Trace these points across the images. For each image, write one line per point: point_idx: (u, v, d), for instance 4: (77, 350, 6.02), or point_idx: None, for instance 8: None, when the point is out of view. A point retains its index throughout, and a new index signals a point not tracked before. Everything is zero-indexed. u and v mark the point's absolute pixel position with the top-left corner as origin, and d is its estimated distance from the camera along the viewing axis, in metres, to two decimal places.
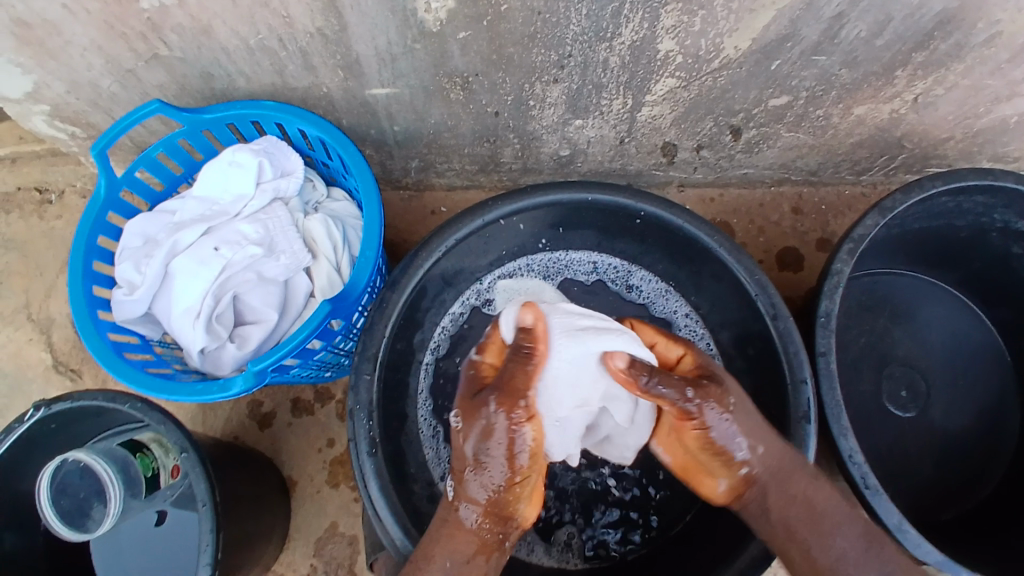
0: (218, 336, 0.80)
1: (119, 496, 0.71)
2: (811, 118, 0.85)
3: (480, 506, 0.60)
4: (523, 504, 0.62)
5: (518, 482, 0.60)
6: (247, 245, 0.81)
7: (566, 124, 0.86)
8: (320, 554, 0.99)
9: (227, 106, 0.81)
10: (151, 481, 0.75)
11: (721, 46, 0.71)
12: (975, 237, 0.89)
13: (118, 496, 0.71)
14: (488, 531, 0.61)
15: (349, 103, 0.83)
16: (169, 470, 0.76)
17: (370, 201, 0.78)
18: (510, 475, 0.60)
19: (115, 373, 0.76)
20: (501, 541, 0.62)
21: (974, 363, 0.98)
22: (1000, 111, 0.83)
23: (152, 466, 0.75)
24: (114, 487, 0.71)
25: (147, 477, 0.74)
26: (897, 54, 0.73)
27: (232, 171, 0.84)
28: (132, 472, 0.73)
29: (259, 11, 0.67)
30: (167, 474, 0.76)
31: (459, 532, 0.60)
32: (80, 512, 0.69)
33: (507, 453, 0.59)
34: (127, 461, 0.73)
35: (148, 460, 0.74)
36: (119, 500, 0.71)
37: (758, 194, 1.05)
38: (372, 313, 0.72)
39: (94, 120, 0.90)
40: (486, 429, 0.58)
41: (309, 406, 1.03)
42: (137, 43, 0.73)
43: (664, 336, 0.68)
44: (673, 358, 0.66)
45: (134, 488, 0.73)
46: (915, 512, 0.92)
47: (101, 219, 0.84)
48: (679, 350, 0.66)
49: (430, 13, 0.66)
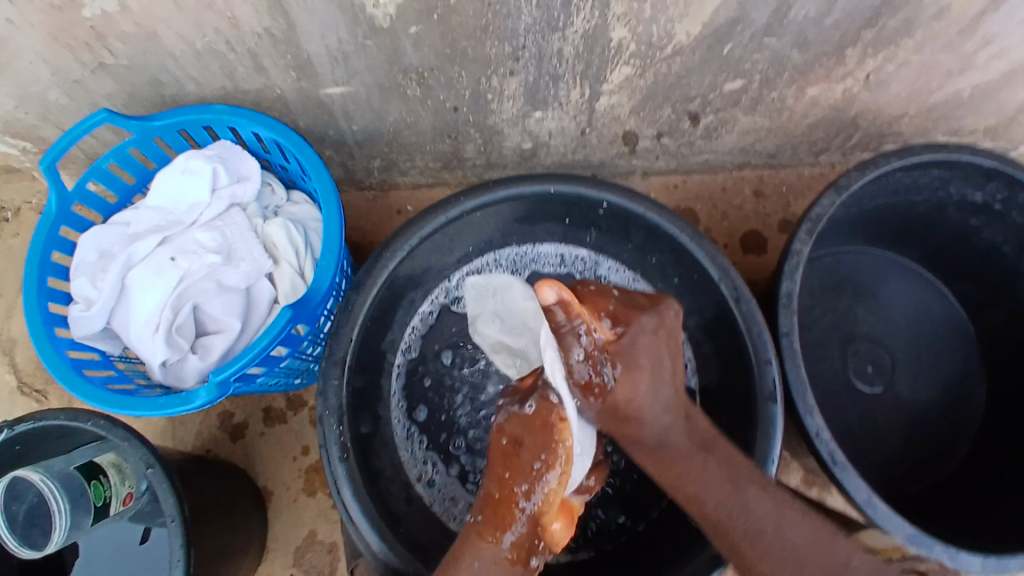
0: (179, 348, 0.78)
1: (64, 526, 0.67)
2: (766, 101, 0.86)
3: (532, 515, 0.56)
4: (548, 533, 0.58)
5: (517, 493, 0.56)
6: (204, 253, 0.80)
7: (525, 117, 0.86)
8: (300, 564, 0.98)
9: (178, 112, 0.79)
10: (102, 509, 0.70)
11: (673, 32, 0.71)
12: (932, 211, 0.91)
13: (63, 526, 0.67)
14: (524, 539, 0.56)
15: (305, 104, 0.82)
16: (121, 498, 0.72)
17: (329, 204, 0.77)
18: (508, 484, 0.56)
19: (74, 391, 0.74)
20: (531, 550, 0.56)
21: (936, 336, 1.00)
22: (950, 86, 0.85)
23: (104, 495, 0.70)
24: (61, 517, 0.67)
25: (97, 508, 0.70)
26: (846, 33, 0.74)
27: (185, 178, 0.82)
28: (83, 501, 0.69)
29: (204, 12, 0.65)
30: (119, 502, 0.72)
31: (495, 537, 0.55)
32: (31, 525, 0.67)
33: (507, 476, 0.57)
34: (80, 490, 0.69)
35: (101, 490, 0.70)
36: (63, 531, 0.67)
37: (720, 178, 1.06)
38: (337, 317, 0.71)
39: (44, 133, 0.88)
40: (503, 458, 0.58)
41: (281, 415, 1.01)
42: (83, 53, 0.71)
43: (622, 306, 0.60)
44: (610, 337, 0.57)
45: (80, 517, 0.69)
46: (886, 485, 0.94)
47: (54, 234, 0.81)
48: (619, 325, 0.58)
49: (379, 9, 0.65)
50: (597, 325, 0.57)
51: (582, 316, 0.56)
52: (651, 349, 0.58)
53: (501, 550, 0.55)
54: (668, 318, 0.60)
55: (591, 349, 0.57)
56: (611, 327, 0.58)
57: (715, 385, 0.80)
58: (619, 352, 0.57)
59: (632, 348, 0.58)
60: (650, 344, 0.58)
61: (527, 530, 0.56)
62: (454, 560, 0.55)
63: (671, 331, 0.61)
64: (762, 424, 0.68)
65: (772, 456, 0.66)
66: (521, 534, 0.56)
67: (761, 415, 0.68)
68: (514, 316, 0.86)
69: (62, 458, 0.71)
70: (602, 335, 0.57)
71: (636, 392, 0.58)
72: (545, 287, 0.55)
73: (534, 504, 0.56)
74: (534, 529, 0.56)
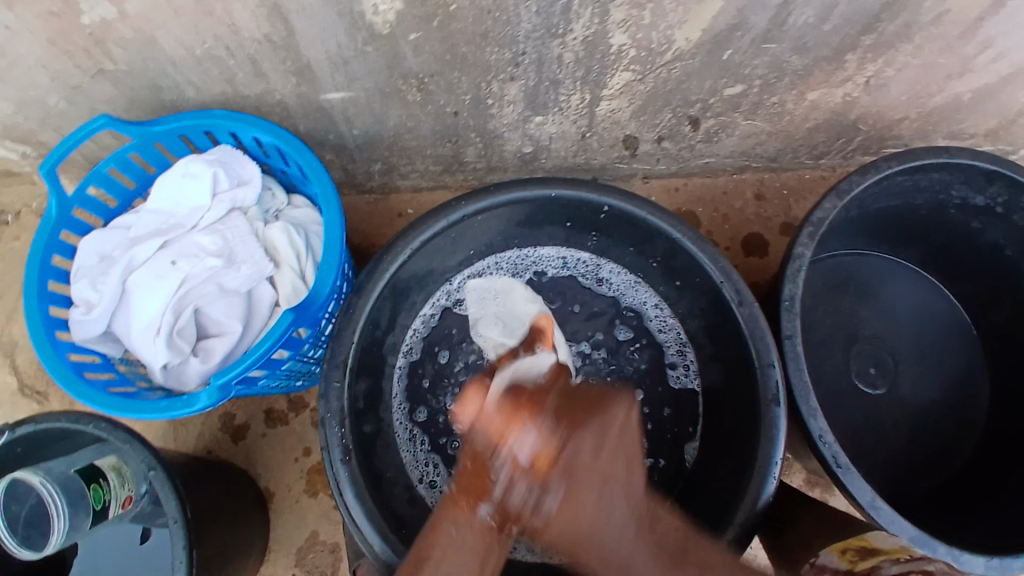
0: (180, 351, 0.79)
1: (62, 530, 0.67)
2: (766, 105, 0.86)
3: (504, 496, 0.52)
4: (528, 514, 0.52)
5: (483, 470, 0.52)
6: (205, 257, 0.80)
7: (525, 121, 0.86)
8: (302, 564, 0.98)
9: (179, 117, 0.79)
10: (99, 513, 0.71)
11: (672, 38, 0.71)
12: (933, 215, 0.90)
13: (62, 530, 0.67)
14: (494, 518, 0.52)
15: (305, 109, 0.82)
16: (120, 502, 0.73)
17: (330, 207, 0.77)
18: (478, 463, 0.53)
19: (76, 395, 0.74)
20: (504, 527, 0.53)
21: (938, 338, 1.00)
22: (950, 90, 0.85)
23: (103, 499, 0.71)
24: (60, 521, 0.68)
25: (94, 511, 0.70)
26: (846, 38, 0.74)
27: (187, 182, 0.83)
28: (82, 504, 0.70)
29: (204, 19, 0.66)
30: (118, 505, 0.73)
31: (468, 510, 0.53)
32: (30, 527, 0.67)
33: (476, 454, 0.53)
34: (81, 495, 0.69)
35: (101, 493, 0.71)
36: (62, 535, 0.67)
37: (721, 181, 1.06)
38: (337, 321, 0.71)
39: (46, 138, 0.88)
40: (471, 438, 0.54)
41: (283, 416, 1.02)
42: (82, 58, 0.72)
43: (567, 412, 0.53)
44: (544, 467, 0.51)
45: (78, 521, 0.70)
46: (890, 486, 0.94)
47: (56, 239, 0.82)
48: (556, 446, 0.51)
49: (379, 15, 0.65)
50: (522, 438, 0.51)
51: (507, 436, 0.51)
52: (599, 466, 0.52)
53: (476, 525, 0.53)
54: (613, 429, 0.53)
55: (521, 467, 0.51)
56: (547, 438, 0.51)
57: (717, 386, 0.80)
58: (554, 472, 0.51)
59: (572, 471, 0.51)
60: (593, 460, 0.52)
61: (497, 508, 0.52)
62: (431, 533, 0.54)
63: (622, 437, 0.54)
64: (764, 426, 0.68)
65: (776, 455, 0.66)
66: (494, 515, 0.52)
67: (763, 417, 0.68)
68: (516, 320, 0.81)
69: (61, 460, 0.71)
70: (535, 454, 0.51)
71: (580, 518, 0.51)
72: (464, 405, 0.54)
73: (503, 483, 0.51)
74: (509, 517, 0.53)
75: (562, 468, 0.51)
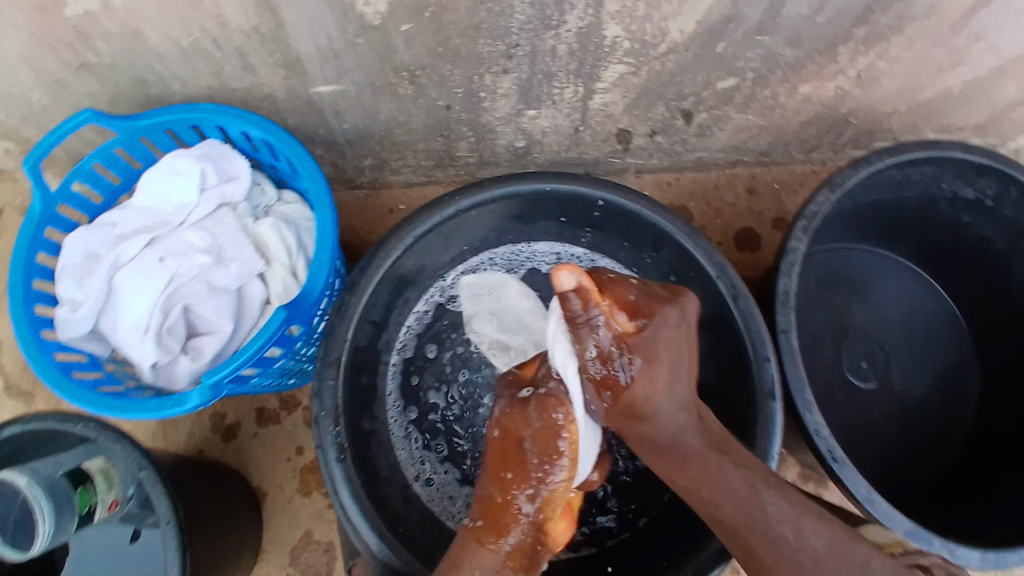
0: (169, 350, 0.78)
1: (47, 532, 0.65)
2: (759, 98, 0.86)
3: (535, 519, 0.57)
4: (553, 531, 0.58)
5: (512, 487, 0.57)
6: (194, 254, 0.79)
7: (518, 115, 0.85)
8: (296, 564, 0.97)
9: (165, 111, 0.78)
10: (85, 516, 0.70)
11: (666, 30, 0.71)
12: (923, 208, 0.91)
13: (47, 531, 0.65)
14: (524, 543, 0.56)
15: (294, 103, 0.81)
16: (107, 506, 0.71)
17: (321, 203, 0.76)
18: (509, 485, 0.57)
19: (62, 395, 0.72)
20: (531, 550, 0.57)
21: (929, 331, 1.00)
22: (939, 84, 0.85)
23: (89, 503, 0.70)
24: (45, 523, 0.65)
25: (81, 515, 0.69)
26: (838, 31, 0.74)
27: (174, 178, 0.81)
28: (67, 508, 0.68)
29: (191, 11, 0.65)
30: (103, 509, 0.71)
31: (493, 544, 0.56)
32: (13, 529, 0.65)
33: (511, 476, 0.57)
34: (66, 497, 0.68)
35: (88, 497, 0.70)
36: (47, 537, 0.65)
37: (713, 175, 1.06)
38: (331, 317, 0.71)
39: (29, 133, 0.87)
40: (504, 456, 0.58)
41: (275, 415, 1.01)
42: (66, 53, 0.70)
43: (642, 294, 0.60)
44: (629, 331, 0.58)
45: (63, 523, 0.68)
46: (882, 478, 0.95)
47: (39, 237, 0.80)
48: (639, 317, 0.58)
49: (370, 7, 0.64)
50: (565, 436, 0.58)
51: (599, 304, 0.58)
52: (671, 342, 0.59)
53: (501, 558, 0.55)
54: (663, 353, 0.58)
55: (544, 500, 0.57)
56: (630, 319, 0.59)
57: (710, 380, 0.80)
58: (638, 343, 0.58)
59: (653, 341, 0.58)
60: (670, 334, 0.59)
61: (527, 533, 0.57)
62: (453, 565, 0.55)
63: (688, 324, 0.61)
64: (760, 419, 0.68)
65: (771, 450, 0.66)
66: (523, 538, 0.56)
67: (759, 411, 0.68)
68: (511, 315, 0.90)
69: (47, 462, 0.69)
70: (620, 326, 0.58)
71: (653, 388, 0.58)
72: (562, 274, 0.58)
73: (535, 508, 0.57)
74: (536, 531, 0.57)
75: (644, 339, 0.58)
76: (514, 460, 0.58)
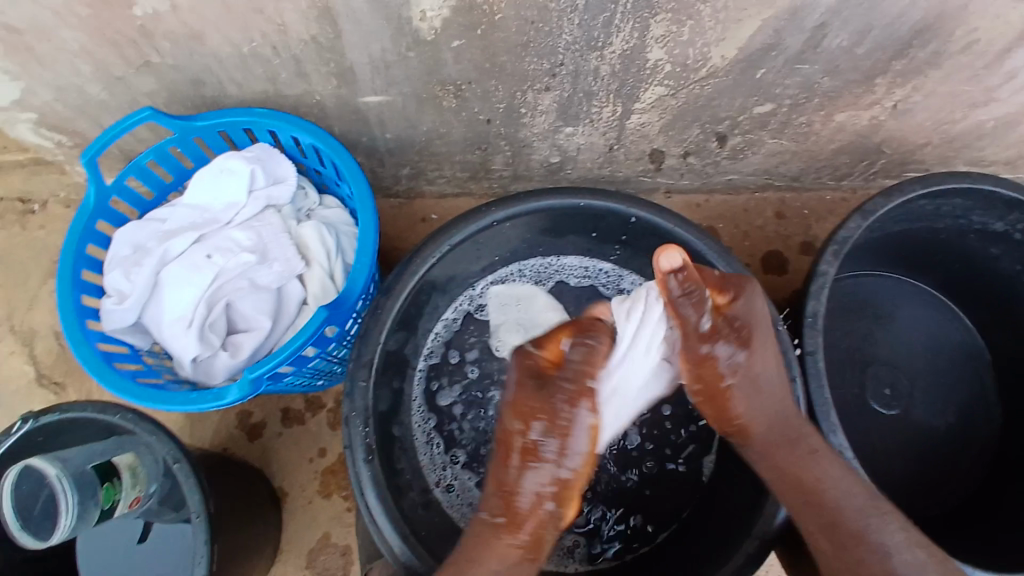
0: (211, 344, 0.80)
1: (67, 525, 0.67)
2: (794, 124, 0.88)
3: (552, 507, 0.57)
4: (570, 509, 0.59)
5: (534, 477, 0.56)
6: (240, 252, 0.81)
7: (556, 131, 0.87)
8: (313, 565, 0.98)
9: (220, 113, 0.80)
10: (107, 509, 0.72)
11: (708, 55, 0.72)
12: (953, 239, 0.91)
13: (68, 524, 0.67)
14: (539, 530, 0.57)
15: (341, 111, 0.83)
16: (128, 502, 0.72)
17: (364, 207, 0.78)
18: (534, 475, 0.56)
19: (107, 384, 0.75)
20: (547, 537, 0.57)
21: (954, 363, 1.00)
22: (974, 117, 0.86)
23: (113, 497, 0.71)
24: (67, 515, 0.67)
25: (103, 508, 0.71)
26: (877, 62, 0.75)
27: (224, 178, 0.84)
28: (93, 501, 0.70)
29: (253, 17, 0.67)
30: (125, 505, 0.72)
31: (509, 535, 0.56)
32: (39, 516, 0.67)
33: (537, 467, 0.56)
34: (93, 491, 0.70)
35: (111, 492, 0.71)
36: (66, 530, 0.67)
37: (742, 199, 1.07)
38: (366, 320, 0.72)
39: (81, 128, 0.89)
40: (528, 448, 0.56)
41: (300, 415, 1.02)
42: (129, 50, 0.73)
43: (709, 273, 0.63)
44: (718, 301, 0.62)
45: (87, 515, 0.70)
46: (905, 507, 0.94)
47: (90, 228, 0.83)
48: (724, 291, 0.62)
49: (424, 22, 0.67)
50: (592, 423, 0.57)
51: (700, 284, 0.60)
52: (761, 317, 0.63)
53: (519, 552, 0.56)
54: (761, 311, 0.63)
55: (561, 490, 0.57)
56: (720, 297, 0.62)
57: None
58: (733, 318, 0.61)
59: (748, 318, 0.62)
60: (756, 313, 0.63)
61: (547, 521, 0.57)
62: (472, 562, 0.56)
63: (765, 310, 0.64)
64: None
65: None
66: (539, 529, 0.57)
67: None
68: (536, 327, 0.89)
69: (80, 452, 0.71)
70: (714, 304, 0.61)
71: (758, 365, 0.62)
72: (667, 252, 0.59)
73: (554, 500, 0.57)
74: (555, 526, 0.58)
75: (737, 313, 0.62)
76: (530, 454, 0.56)
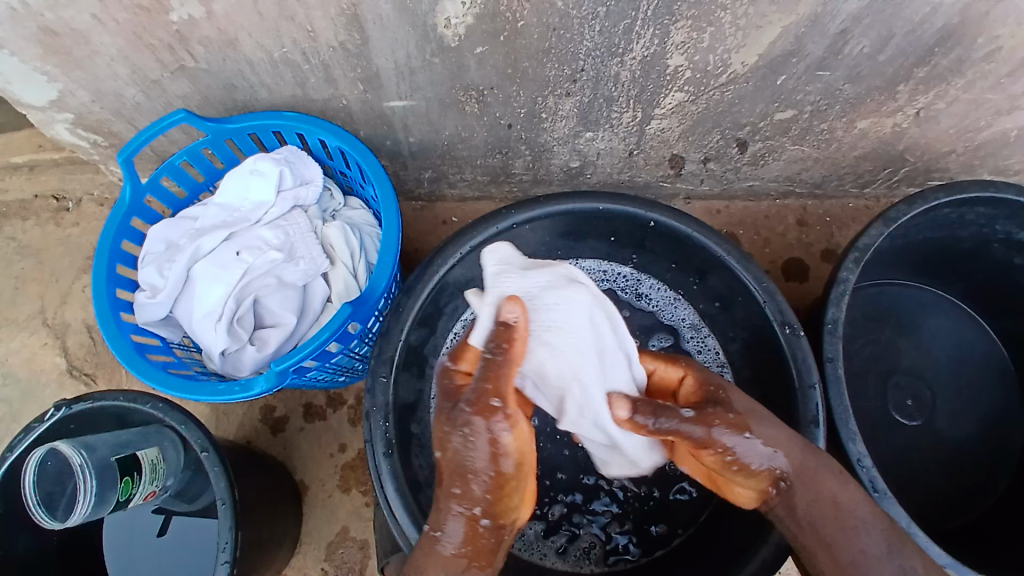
0: (238, 338, 0.82)
1: (84, 512, 0.70)
2: (815, 131, 0.88)
3: (484, 512, 0.55)
4: (518, 508, 0.58)
5: (456, 492, 0.55)
6: (268, 250, 0.84)
7: (576, 137, 0.88)
8: (331, 559, 1.00)
9: (250, 116, 0.83)
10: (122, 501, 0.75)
11: (729, 61, 0.73)
12: (977, 249, 0.90)
13: (84, 512, 0.70)
14: (482, 535, 0.56)
15: (367, 115, 0.85)
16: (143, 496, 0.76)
17: (389, 210, 0.80)
18: (461, 493, 0.55)
19: (139, 374, 0.77)
20: (494, 542, 0.57)
21: (976, 374, 0.99)
22: (999, 125, 0.85)
23: (128, 492, 0.74)
24: (85, 502, 0.70)
25: (117, 501, 0.74)
26: (899, 69, 0.75)
27: (253, 179, 0.86)
28: (110, 495, 0.73)
29: (285, 24, 0.69)
30: (139, 498, 0.76)
31: (454, 551, 0.56)
32: (59, 497, 0.69)
33: (461, 484, 0.55)
34: (111, 484, 0.73)
35: (129, 487, 0.74)
36: (82, 516, 0.70)
37: (764, 206, 1.07)
38: (388, 318, 0.74)
39: (117, 129, 0.92)
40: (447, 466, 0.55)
41: (321, 411, 1.04)
42: (164, 54, 0.76)
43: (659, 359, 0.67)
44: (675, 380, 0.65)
45: (100, 507, 0.72)
46: (924, 520, 0.93)
47: (125, 225, 0.86)
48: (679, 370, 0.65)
49: (449, 28, 0.68)
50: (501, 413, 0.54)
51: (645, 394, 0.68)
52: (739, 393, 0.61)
53: (466, 561, 0.56)
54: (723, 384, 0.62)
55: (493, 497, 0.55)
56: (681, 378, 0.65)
57: None
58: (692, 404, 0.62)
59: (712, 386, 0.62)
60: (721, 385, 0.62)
61: (492, 524, 0.56)
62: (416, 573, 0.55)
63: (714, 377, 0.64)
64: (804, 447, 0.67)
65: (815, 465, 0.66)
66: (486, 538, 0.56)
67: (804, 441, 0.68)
68: None
69: (107, 443, 0.74)
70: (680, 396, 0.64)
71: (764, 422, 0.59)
72: None
73: (484, 508, 0.55)
74: (499, 529, 0.57)
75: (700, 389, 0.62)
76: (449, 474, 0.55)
